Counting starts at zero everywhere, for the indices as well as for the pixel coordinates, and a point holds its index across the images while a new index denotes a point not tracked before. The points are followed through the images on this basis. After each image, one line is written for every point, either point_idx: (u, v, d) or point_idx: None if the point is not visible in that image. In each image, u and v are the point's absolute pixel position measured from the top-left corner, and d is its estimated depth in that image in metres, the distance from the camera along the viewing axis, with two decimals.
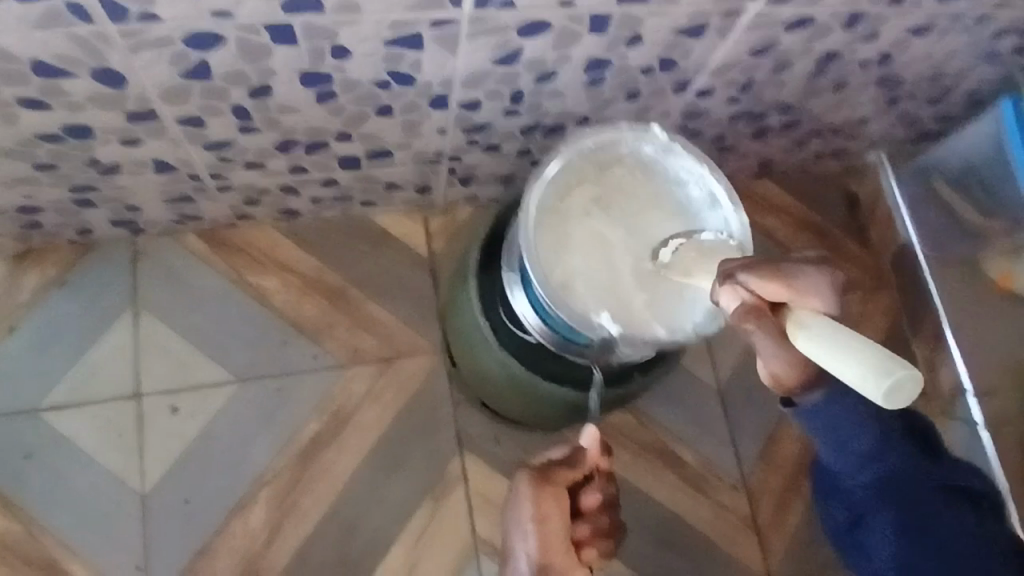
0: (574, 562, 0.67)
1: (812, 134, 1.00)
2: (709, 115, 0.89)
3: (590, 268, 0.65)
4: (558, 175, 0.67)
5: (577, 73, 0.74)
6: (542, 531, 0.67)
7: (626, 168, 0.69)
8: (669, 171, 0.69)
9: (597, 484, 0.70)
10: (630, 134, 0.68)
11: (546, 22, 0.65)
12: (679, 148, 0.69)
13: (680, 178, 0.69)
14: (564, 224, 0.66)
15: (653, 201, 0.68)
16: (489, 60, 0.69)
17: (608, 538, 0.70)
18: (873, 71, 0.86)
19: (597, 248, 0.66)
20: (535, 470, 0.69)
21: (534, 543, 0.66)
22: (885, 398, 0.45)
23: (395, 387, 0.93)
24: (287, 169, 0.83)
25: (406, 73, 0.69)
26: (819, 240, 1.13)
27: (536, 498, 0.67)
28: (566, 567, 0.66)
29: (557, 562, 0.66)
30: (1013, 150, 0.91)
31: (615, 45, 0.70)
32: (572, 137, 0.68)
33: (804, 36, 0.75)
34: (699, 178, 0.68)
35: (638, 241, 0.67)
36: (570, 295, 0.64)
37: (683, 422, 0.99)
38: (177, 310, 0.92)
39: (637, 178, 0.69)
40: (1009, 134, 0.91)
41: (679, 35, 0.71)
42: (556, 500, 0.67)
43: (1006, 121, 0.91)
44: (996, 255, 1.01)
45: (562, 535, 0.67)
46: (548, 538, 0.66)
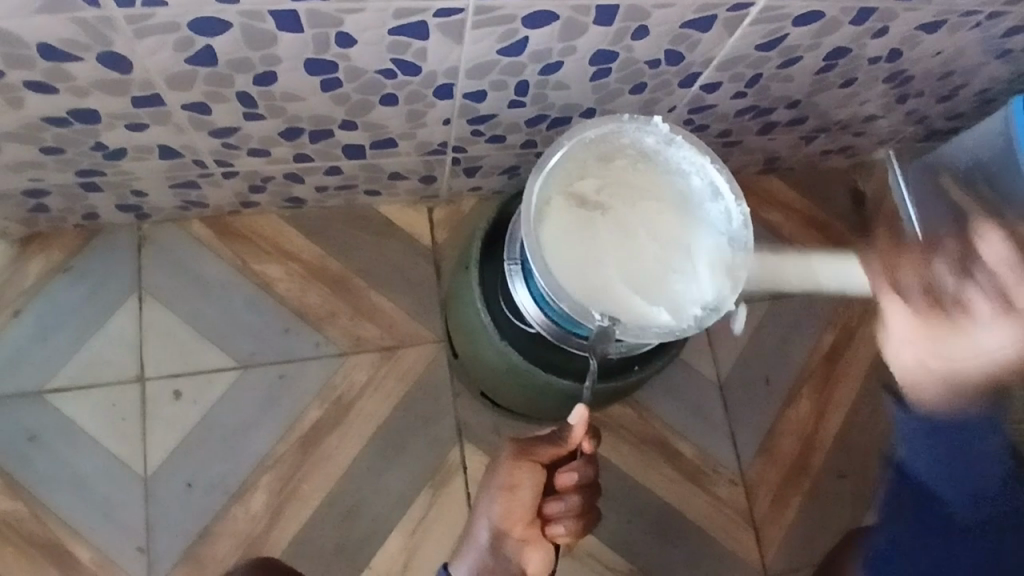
0: (534, 532, 0.68)
1: (820, 130, 1.00)
2: (716, 109, 0.89)
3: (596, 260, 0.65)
4: (560, 167, 0.66)
5: (581, 65, 0.74)
6: (509, 501, 0.68)
7: (628, 159, 0.68)
8: (671, 161, 0.68)
9: (578, 463, 0.66)
10: (631, 125, 0.67)
11: (551, 12, 0.64)
12: (680, 140, 0.67)
13: (681, 168, 0.68)
14: (568, 217, 0.66)
15: (655, 193, 0.68)
16: (494, 50, 0.69)
17: (583, 518, 0.66)
18: (882, 67, 0.85)
19: (602, 240, 0.66)
20: (519, 441, 0.68)
21: (498, 512, 0.68)
22: None
23: (397, 376, 0.93)
24: (292, 156, 0.83)
25: (411, 62, 0.69)
26: (825, 237, 1.12)
27: (510, 469, 0.67)
28: (522, 537, 0.68)
29: (516, 531, 0.68)
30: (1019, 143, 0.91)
31: (620, 37, 0.70)
32: (573, 128, 0.66)
33: (812, 30, 0.74)
34: (699, 168, 0.67)
35: (634, 233, 0.66)
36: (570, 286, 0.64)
37: (684, 416, 0.99)
38: (181, 296, 0.92)
39: (640, 169, 0.68)
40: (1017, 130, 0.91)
41: (686, 27, 0.70)
42: (529, 473, 0.67)
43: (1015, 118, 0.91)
44: None
45: (527, 505, 0.68)
46: (513, 508, 0.68)
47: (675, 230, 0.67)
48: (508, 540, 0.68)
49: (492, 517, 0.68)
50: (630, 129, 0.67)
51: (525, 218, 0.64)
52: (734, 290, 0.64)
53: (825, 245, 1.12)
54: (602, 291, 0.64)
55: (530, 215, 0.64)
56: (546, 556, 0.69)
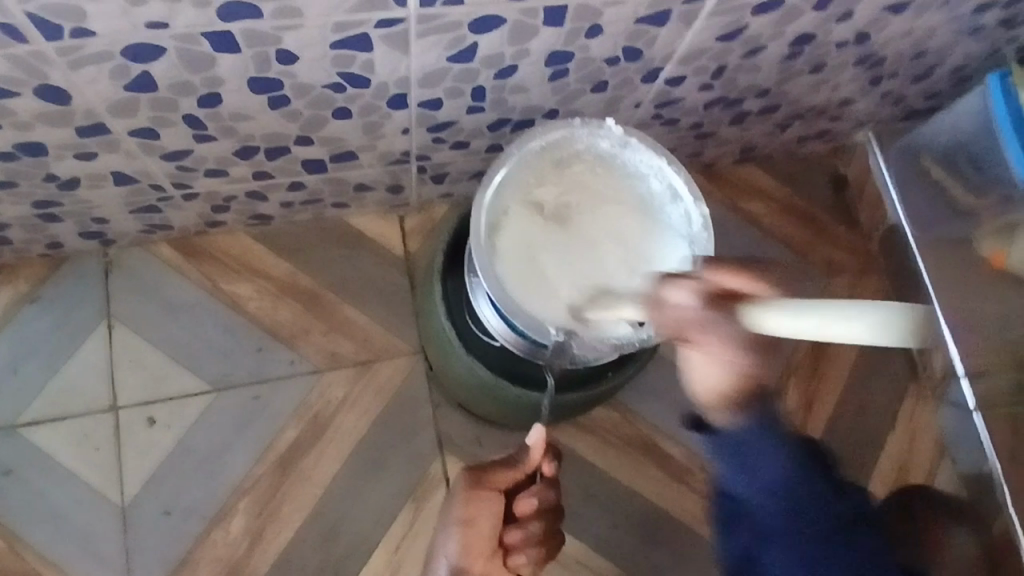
0: (495, 568, 0.65)
1: (794, 117, 0.98)
2: (683, 103, 0.86)
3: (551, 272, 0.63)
4: (512, 177, 0.64)
5: (537, 68, 0.72)
6: (468, 533, 0.65)
7: (584, 164, 0.65)
8: (627, 165, 0.65)
9: (538, 487, 0.66)
10: (584, 129, 0.63)
11: (498, 17, 0.62)
12: (636, 141, 0.64)
13: (639, 171, 0.65)
14: (523, 228, 0.64)
15: (613, 198, 0.66)
16: (444, 58, 0.67)
17: (543, 545, 0.67)
18: (851, 51, 0.83)
19: (559, 252, 0.64)
20: (474, 468, 0.68)
21: (458, 547, 0.65)
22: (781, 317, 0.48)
23: (374, 390, 0.92)
24: (250, 175, 0.81)
25: (359, 75, 0.67)
26: (807, 225, 1.10)
27: (467, 499, 0.66)
28: (484, 572, 0.65)
29: (476, 567, 0.65)
30: (1002, 124, 0.88)
31: (573, 37, 0.68)
32: (523, 135, 0.63)
33: (773, 18, 0.72)
34: (657, 171, 0.64)
35: (591, 241, 0.65)
36: (526, 301, 0.61)
37: (670, 415, 0.98)
38: (151, 321, 0.91)
39: (597, 174, 0.66)
40: (997, 110, 0.88)
41: (640, 23, 0.68)
42: (489, 501, 0.66)
43: (995, 97, 0.88)
44: (987, 236, 1.00)
45: (487, 538, 0.66)
46: (472, 541, 0.65)
47: (636, 235, 0.65)
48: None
49: (451, 553, 0.65)
50: (583, 133, 0.63)
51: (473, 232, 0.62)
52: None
53: (806, 234, 1.10)
54: (557, 306, 0.62)
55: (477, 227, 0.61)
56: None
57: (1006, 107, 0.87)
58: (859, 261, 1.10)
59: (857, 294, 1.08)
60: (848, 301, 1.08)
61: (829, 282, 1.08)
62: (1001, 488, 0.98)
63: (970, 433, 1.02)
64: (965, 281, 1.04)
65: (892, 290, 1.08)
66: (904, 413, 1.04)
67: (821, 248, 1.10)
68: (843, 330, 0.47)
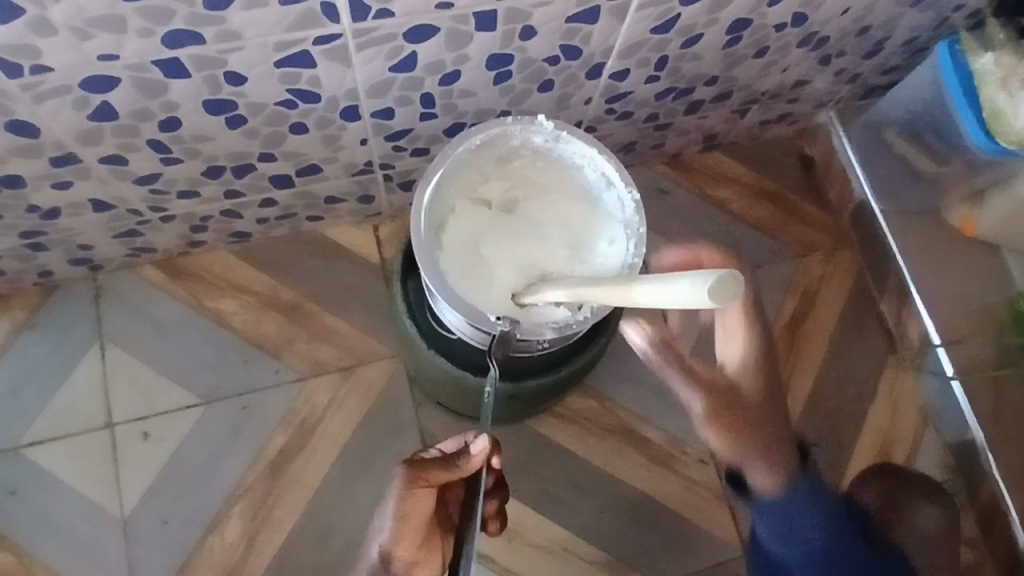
0: (424, 554, 0.71)
1: (751, 102, 1.00)
2: (633, 96, 0.89)
3: (495, 263, 0.66)
4: (453, 175, 0.66)
5: (480, 71, 0.75)
6: (403, 526, 0.69)
7: (523, 159, 0.68)
8: (563, 157, 0.67)
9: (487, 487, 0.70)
10: (517, 126, 0.66)
11: (430, 26, 0.66)
12: (568, 135, 0.66)
13: (575, 162, 0.67)
14: (468, 222, 0.67)
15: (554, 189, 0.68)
16: (386, 68, 0.70)
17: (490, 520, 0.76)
18: (791, 33, 0.85)
19: (504, 243, 0.67)
20: (416, 469, 0.67)
21: (390, 537, 0.70)
22: (709, 289, 0.42)
23: (357, 394, 0.95)
24: (222, 194, 0.85)
25: (308, 90, 0.71)
26: (777, 207, 1.12)
27: (404, 498, 0.69)
28: (412, 560, 0.71)
29: (402, 556, 0.70)
30: (952, 92, 0.89)
31: (508, 39, 0.71)
32: (458, 136, 0.65)
33: (704, 7, 0.75)
34: (590, 160, 0.66)
35: (534, 231, 0.68)
36: (469, 291, 0.64)
37: (648, 401, 0.99)
38: (141, 340, 0.96)
39: (537, 167, 0.68)
40: (948, 79, 0.89)
41: (572, 21, 0.71)
42: (424, 498, 0.70)
43: (944, 66, 0.89)
44: (959, 204, 1.02)
45: (418, 531, 0.70)
46: (405, 536, 0.70)
47: (576, 222, 0.67)
48: (394, 564, 0.70)
49: (384, 542, 0.70)
50: (516, 130, 0.66)
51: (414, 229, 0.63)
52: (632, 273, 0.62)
53: (777, 215, 1.11)
54: (497, 294, 0.64)
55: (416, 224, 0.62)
56: (435, 573, 0.72)
57: (955, 75, 0.88)
58: (831, 239, 1.11)
59: (830, 271, 1.09)
60: (822, 279, 1.09)
61: (801, 261, 1.09)
62: (987, 455, 0.99)
63: (950, 402, 1.02)
64: (938, 252, 1.06)
65: (866, 265, 1.09)
66: (884, 384, 1.05)
67: (792, 227, 1.11)
68: (673, 298, 0.44)
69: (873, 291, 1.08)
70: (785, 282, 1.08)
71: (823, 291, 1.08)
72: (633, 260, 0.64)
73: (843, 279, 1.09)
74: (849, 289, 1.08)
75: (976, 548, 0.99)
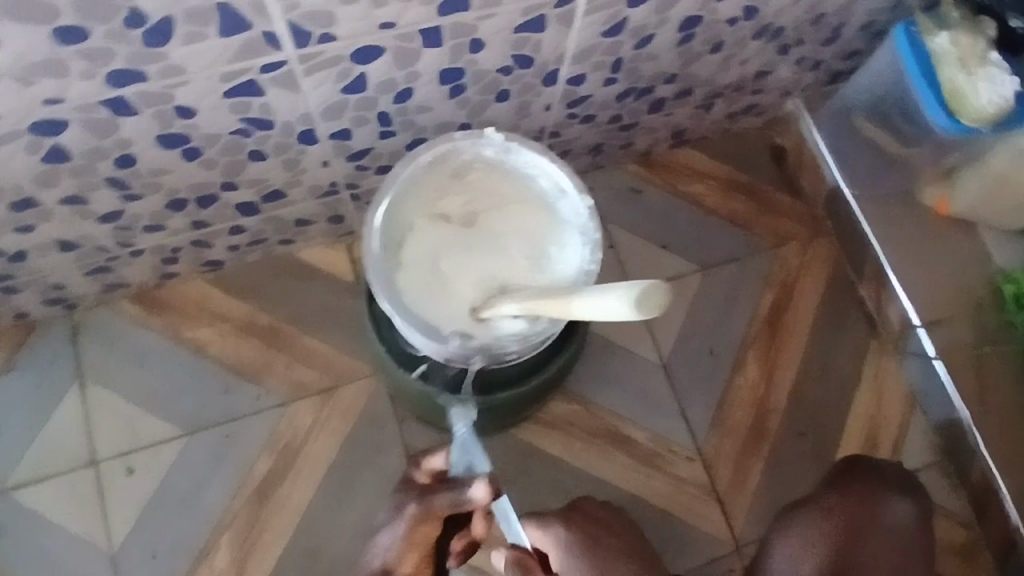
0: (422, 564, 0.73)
1: (714, 96, 1.00)
2: (593, 99, 0.89)
3: (452, 280, 0.66)
4: (405, 195, 0.66)
5: (433, 87, 0.75)
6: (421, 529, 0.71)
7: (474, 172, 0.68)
8: (515, 168, 0.68)
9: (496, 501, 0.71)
10: (466, 141, 0.67)
11: (375, 47, 0.66)
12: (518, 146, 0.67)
13: (526, 172, 0.67)
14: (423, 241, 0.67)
15: (508, 200, 0.68)
16: (337, 91, 0.70)
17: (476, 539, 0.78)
18: (745, 26, 0.85)
19: (460, 260, 0.67)
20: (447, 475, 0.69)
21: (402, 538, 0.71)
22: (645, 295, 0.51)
23: (339, 414, 0.95)
24: (189, 225, 0.86)
25: (261, 118, 0.71)
26: (750, 199, 1.11)
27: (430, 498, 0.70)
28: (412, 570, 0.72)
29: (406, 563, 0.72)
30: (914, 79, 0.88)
31: (458, 54, 0.71)
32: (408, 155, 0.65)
33: (652, 8, 0.75)
34: (541, 170, 0.67)
35: (491, 245, 0.67)
36: (427, 309, 0.64)
37: (631, 402, 1.00)
38: (120, 374, 0.96)
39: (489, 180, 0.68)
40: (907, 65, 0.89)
41: (520, 31, 0.71)
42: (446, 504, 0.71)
43: (903, 52, 0.89)
44: (931, 184, 1.02)
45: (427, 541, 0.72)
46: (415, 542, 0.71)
47: (532, 233, 0.67)
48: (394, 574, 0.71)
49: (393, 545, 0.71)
50: (466, 145, 0.66)
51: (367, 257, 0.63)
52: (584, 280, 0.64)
53: (750, 207, 1.11)
54: (456, 312, 0.64)
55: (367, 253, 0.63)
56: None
57: (914, 61, 0.88)
58: (807, 228, 1.11)
59: (808, 260, 1.09)
60: (800, 269, 1.08)
61: (777, 251, 1.09)
62: (976, 435, 0.99)
63: (935, 383, 1.02)
64: (914, 236, 1.06)
65: (842, 251, 1.09)
66: (867, 370, 1.05)
67: (766, 218, 1.11)
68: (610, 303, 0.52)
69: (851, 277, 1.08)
70: (763, 273, 1.08)
71: (801, 280, 1.08)
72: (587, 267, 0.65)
73: (820, 267, 1.09)
74: (827, 277, 1.08)
75: (968, 526, 0.99)
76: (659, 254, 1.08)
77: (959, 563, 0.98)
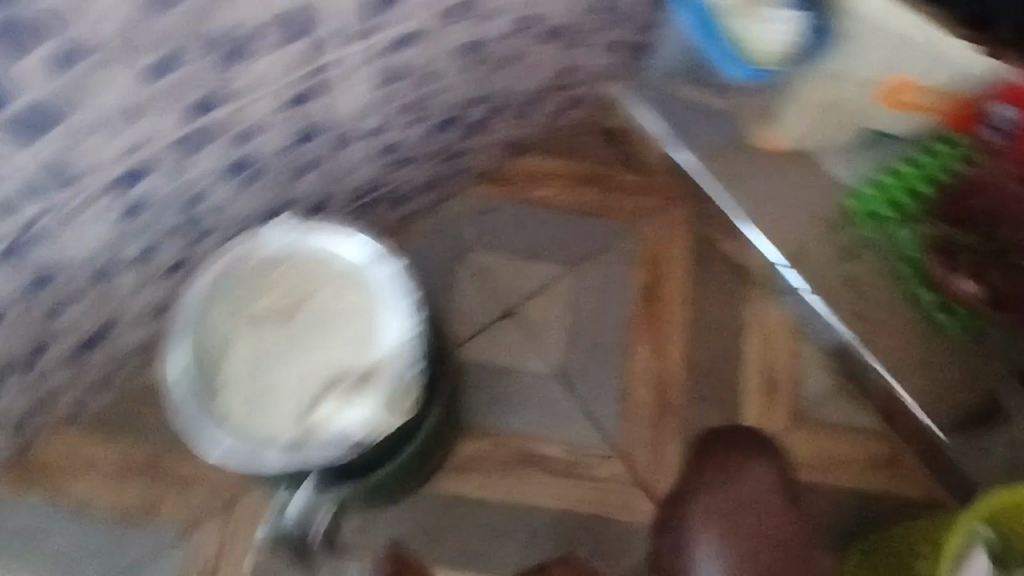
0: None
1: (529, 101, 1.00)
2: (404, 142, 0.88)
3: (274, 383, 0.73)
4: (216, 316, 0.74)
5: (224, 184, 0.73)
6: None
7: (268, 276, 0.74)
8: (305, 259, 0.74)
9: None
10: (250, 246, 0.73)
11: (131, 170, 0.63)
12: (300, 238, 0.74)
13: (316, 260, 0.74)
14: (239, 355, 0.74)
15: (308, 292, 0.74)
16: (117, 220, 0.67)
17: None
18: (526, 35, 0.85)
19: (276, 363, 0.74)
20: None
21: None
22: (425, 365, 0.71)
23: (248, 522, 0.92)
24: (24, 389, 0.81)
25: (46, 272, 0.67)
26: (599, 187, 1.13)
27: None
28: None
29: None
30: (709, 50, 0.91)
31: (233, 147, 0.69)
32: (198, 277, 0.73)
33: (420, 47, 0.74)
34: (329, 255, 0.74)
35: (301, 342, 0.74)
36: (259, 415, 0.72)
37: (536, 418, 1.00)
38: (9, 553, 0.91)
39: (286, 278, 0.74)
40: (701, 38, 0.91)
41: (289, 107, 0.69)
42: None
43: (694, 27, 0.90)
44: (755, 125, 1.03)
45: None
46: None
47: (336, 316, 0.74)
48: None
49: None
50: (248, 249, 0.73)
51: (186, 384, 0.71)
52: (406, 354, 0.71)
53: (601, 195, 1.13)
54: (285, 413, 0.71)
55: (214, 391, 0.72)
56: None
57: (705, 33, 0.90)
58: (659, 199, 1.13)
59: (668, 231, 1.12)
60: (663, 240, 1.11)
61: (636, 230, 1.11)
62: (868, 356, 1.02)
63: (814, 314, 1.06)
64: (758, 179, 1.08)
65: (697, 213, 1.13)
66: (751, 318, 1.09)
67: (617, 201, 1.13)
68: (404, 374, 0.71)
69: (713, 234, 1.12)
70: (629, 254, 1.10)
71: (667, 251, 1.11)
72: (406, 338, 0.71)
73: (681, 233, 1.12)
74: (689, 241, 1.12)
75: (880, 437, 1.04)
76: (525, 265, 1.08)
77: (886, 470, 1.03)
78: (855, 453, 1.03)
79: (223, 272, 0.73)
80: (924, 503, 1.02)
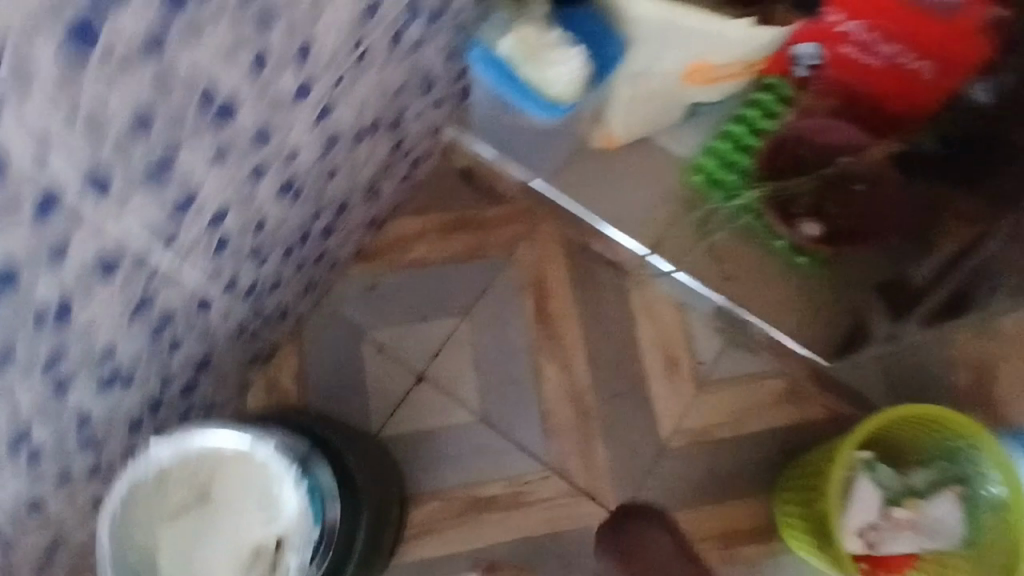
0: None
1: (373, 183, 1.04)
2: (265, 275, 0.92)
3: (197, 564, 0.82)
4: (120, 537, 0.77)
5: (104, 396, 0.76)
6: None
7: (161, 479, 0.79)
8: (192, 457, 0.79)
9: None
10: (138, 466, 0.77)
11: (13, 436, 0.67)
12: (182, 443, 0.78)
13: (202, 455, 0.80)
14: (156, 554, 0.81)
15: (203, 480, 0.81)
16: (18, 475, 0.71)
17: None
18: (341, 146, 0.88)
19: (192, 547, 0.82)
20: None
21: None
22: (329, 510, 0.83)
23: None
24: None
25: None
26: (467, 228, 1.19)
27: None
28: None
29: None
30: (516, 99, 0.96)
31: (97, 370, 0.72)
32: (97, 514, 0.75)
33: (238, 210, 0.77)
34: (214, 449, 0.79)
35: (208, 520, 0.83)
36: None
37: (474, 465, 1.09)
38: None
39: (177, 476, 0.80)
40: (507, 89, 0.96)
41: (133, 315, 0.72)
42: None
43: (500, 80, 0.95)
44: (593, 130, 1.14)
45: None
46: None
47: (234, 493, 0.82)
48: None
49: None
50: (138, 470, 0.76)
51: None
52: (307, 517, 0.80)
53: (472, 236, 1.18)
54: None
55: None
56: None
57: (511, 84, 0.95)
58: (525, 221, 1.20)
59: (542, 249, 1.19)
60: (539, 259, 1.19)
61: (513, 258, 1.19)
62: (742, 311, 1.16)
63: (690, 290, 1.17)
64: (604, 181, 1.18)
65: (562, 223, 1.20)
66: (637, 306, 1.18)
67: (488, 236, 1.19)
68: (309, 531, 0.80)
69: (582, 238, 1.20)
70: (513, 282, 1.17)
71: (546, 268, 1.19)
72: (305, 503, 0.80)
73: (554, 247, 1.20)
74: (563, 252, 1.20)
75: (780, 375, 1.16)
76: (423, 326, 1.14)
77: (789, 403, 1.15)
78: (758, 397, 1.15)
79: (116, 521, 0.76)
80: (840, 421, 1.14)
